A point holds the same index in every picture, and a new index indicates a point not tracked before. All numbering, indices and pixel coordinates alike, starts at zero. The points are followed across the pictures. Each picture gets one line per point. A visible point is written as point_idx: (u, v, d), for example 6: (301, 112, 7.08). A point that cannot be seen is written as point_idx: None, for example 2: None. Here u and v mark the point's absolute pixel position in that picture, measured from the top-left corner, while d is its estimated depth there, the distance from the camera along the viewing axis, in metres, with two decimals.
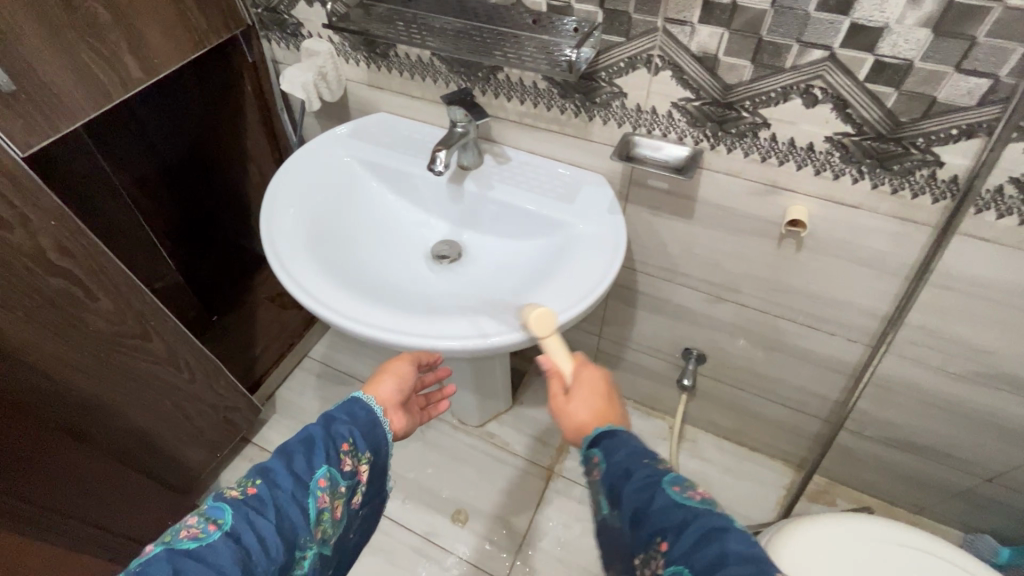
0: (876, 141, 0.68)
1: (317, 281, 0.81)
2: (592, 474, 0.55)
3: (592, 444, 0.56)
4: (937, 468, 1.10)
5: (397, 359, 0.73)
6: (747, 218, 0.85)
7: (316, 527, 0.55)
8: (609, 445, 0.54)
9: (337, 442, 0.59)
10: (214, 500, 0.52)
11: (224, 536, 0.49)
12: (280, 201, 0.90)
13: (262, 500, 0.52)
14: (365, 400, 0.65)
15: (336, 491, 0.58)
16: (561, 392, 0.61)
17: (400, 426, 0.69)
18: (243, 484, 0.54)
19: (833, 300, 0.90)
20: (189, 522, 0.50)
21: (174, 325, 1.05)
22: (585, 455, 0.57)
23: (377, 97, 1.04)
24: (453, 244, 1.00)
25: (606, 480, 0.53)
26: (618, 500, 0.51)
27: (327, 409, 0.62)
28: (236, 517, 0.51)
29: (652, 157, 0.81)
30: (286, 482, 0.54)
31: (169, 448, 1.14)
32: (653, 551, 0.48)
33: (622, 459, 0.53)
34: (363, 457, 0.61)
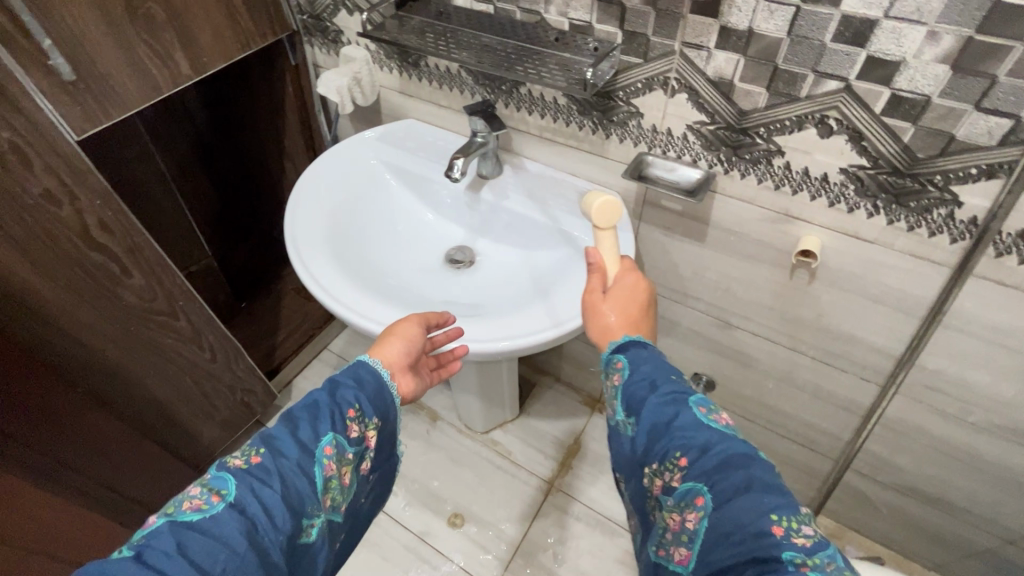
0: (893, 175, 0.67)
1: (331, 275, 0.85)
2: (612, 380, 0.59)
3: (617, 352, 0.60)
4: (955, 524, 1.05)
5: (405, 320, 0.72)
6: (758, 245, 0.84)
7: (324, 494, 0.57)
8: (635, 356, 0.59)
9: (343, 408, 0.61)
10: (216, 470, 0.53)
11: (228, 507, 0.50)
12: (305, 198, 0.95)
13: (266, 469, 0.54)
14: (372, 363, 0.66)
15: (344, 457, 0.60)
16: (598, 291, 0.65)
17: (405, 388, 0.70)
18: (246, 453, 0.55)
19: (845, 335, 0.88)
20: (192, 494, 0.51)
21: (200, 306, 1.12)
22: (606, 359, 0.61)
23: (407, 104, 1.08)
24: (467, 251, 1.03)
25: (627, 390, 0.57)
26: (639, 410, 0.55)
27: (333, 374, 0.64)
28: (240, 488, 0.52)
29: (665, 177, 0.81)
30: (291, 450, 0.55)
31: (184, 420, 1.20)
32: (671, 464, 0.51)
33: (649, 372, 0.57)
34: (371, 423, 0.63)
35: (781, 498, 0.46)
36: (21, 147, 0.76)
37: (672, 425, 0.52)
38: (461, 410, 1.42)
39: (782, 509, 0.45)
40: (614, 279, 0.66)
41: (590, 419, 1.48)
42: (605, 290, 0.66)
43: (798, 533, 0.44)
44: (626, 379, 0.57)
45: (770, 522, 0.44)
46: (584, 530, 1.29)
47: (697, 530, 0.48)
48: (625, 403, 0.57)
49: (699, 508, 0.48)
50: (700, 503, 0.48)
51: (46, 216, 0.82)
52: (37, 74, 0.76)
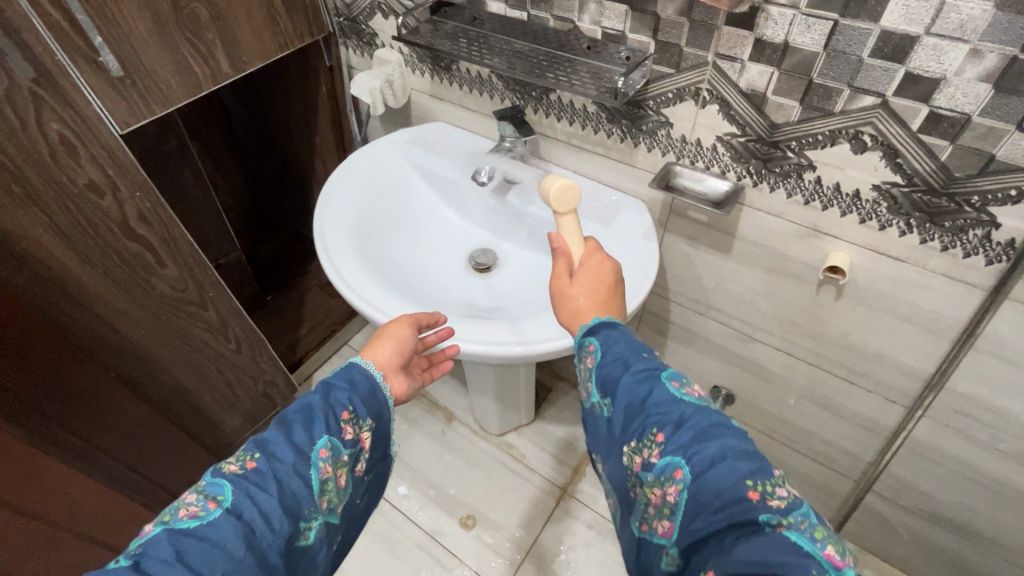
0: (927, 194, 0.66)
1: (358, 273, 0.86)
2: (585, 363, 0.58)
3: (588, 335, 0.59)
4: (980, 554, 1.02)
5: (396, 322, 0.73)
6: (784, 259, 0.84)
7: (321, 496, 0.58)
8: (607, 337, 0.58)
9: (337, 410, 0.62)
10: (212, 477, 0.54)
11: (225, 512, 0.52)
12: (335, 196, 0.97)
13: (262, 475, 0.55)
14: (364, 365, 0.67)
15: (339, 459, 0.61)
16: (564, 275, 0.63)
17: (398, 389, 0.70)
18: (241, 459, 0.56)
19: (871, 354, 0.86)
20: (189, 501, 0.52)
21: (228, 297, 1.15)
22: (579, 343, 0.60)
23: (437, 107, 1.09)
24: (490, 253, 1.04)
25: (601, 371, 0.56)
26: (614, 391, 0.54)
27: (326, 377, 0.65)
28: (236, 494, 0.53)
29: (692, 188, 0.81)
30: (286, 455, 0.57)
31: (206, 408, 1.23)
32: (648, 440, 0.50)
33: (621, 351, 0.56)
34: (365, 425, 0.64)
35: (755, 463, 0.46)
36: (69, 140, 0.80)
37: (647, 403, 0.52)
38: (476, 412, 1.42)
39: (757, 474, 0.45)
40: (579, 262, 0.64)
41: None
42: (571, 274, 0.64)
43: (772, 496, 0.44)
44: (599, 360, 0.57)
45: (745, 488, 0.45)
46: (594, 539, 1.29)
47: (678, 502, 0.47)
48: (600, 385, 0.56)
49: (677, 482, 0.47)
50: (678, 476, 0.47)
51: (89, 206, 0.86)
52: (88, 70, 0.79)
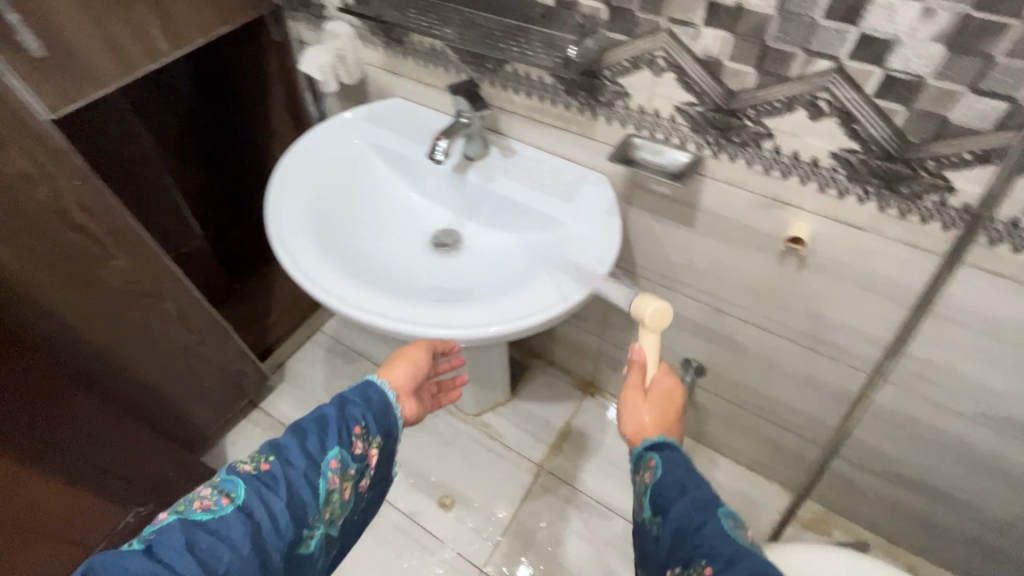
0: (884, 160, 0.65)
1: (315, 261, 0.84)
2: (644, 477, 0.63)
3: (650, 449, 0.64)
4: (942, 511, 1.05)
5: (413, 345, 0.76)
6: (747, 231, 0.82)
7: (325, 505, 0.63)
8: (670, 459, 0.63)
9: (349, 425, 0.67)
10: (228, 473, 0.61)
11: (236, 509, 0.58)
12: (289, 182, 0.93)
13: (274, 477, 0.61)
14: (380, 385, 0.72)
15: (346, 472, 0.66)
16: (638, 389, 0.69)
17: (409, 412, 0.75)
18: (256, 460, 0.63)
19: (834, 323, 0.86)
20: (203, 494, 0.59)
21: (187, 287, 1.11)
22: (639, 455, 0.65)
23: (394, 83, 1.05)
24: (454, 234, 1.01)
25: (657, 489, 0.61)
26: (667, 512, 0.59)
27: (344, 392, 0.70)
28: (247, 492, 0.59)
29: (651, 161, 0.79)
30: (298, 461, 0.63)
31: (175, 401, 1.22)
32: (695, 568, 0.54)
33: (680, 476, 0.61)
34: (374, 441, 0.69)
35: None
36: None
37: (698, 532, 0.56)
38: None
39: None
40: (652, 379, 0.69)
41: (581, 402, 1.48)
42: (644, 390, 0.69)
43: None
44: (657, 478, 0.61)
45: None
46: (573, 513, 1.30)
47: None
48: (654, 502, 0.61)
49: None
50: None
51: (22, 197, 0.81)
52: (6, 51, 0.74)
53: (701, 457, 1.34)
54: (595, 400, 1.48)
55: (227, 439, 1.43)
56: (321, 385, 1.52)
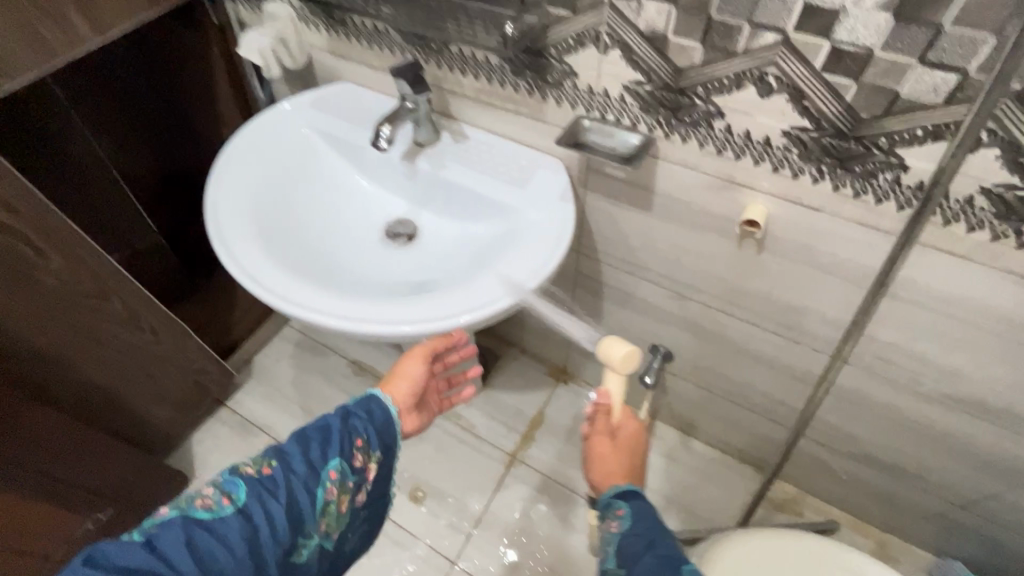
0: (836, 138, 0.62)
1: (255, 258, 0.80)
2: (610, 527, 0.62)
3: (619, 498, 0.63)
4: (910, 490, 1.05)
5: (410, 358, 0.73)
6: (703, 213, 0.80)
7: (321, 517, 0.62)
8: (638, 509, 0.62)
9: (352, 436, 0.65)
10: (230, 474, 0.60)
11: (236, 512, 0.57)
12: (229, 173, 0.89)
13: (274, 482, 0.60)
14: (379, 402, 0.69)
15: (345, 485, 0.64)
16: (605, 435, 0.67)
17: (410, 427, 0.73)
18: (259, 462, 0.61)
19: (795, 305, 0.84)
20: (205, 492, 0.58)
21: (134, 285, 1.07)
22: (607, 504, 0.63)
23: (340, 66, 1.00)
24: (408, 224, 0.97)
25: (624, 539, 0.60)
26: (631, 564, 0.57)
27: (348, 403, 0.68)
28: (248, 495, 0.58)
29: (602, 144, 0.76)
30: (299, 468, 0.61)
31: (132, 404, 1.19)
32: None
33: (647, 529, 0.59)
34: (375, 456, 0.67)
35: None
36: None
37: None
38: None
39: None
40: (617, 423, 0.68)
41: (554, 390, 1.46)
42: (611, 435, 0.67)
43: None
44: (625, 531, 0.60)
45: None
46: (547, 502, 1.29)
47: None
48: (620, 554, 0.59)
49: None
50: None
51: None
52: None
53: (674, 441, 1.33)
54: (568, 388, 1.46)
55: (193, 439, 1.39)
56: (289, 381, 1.49)
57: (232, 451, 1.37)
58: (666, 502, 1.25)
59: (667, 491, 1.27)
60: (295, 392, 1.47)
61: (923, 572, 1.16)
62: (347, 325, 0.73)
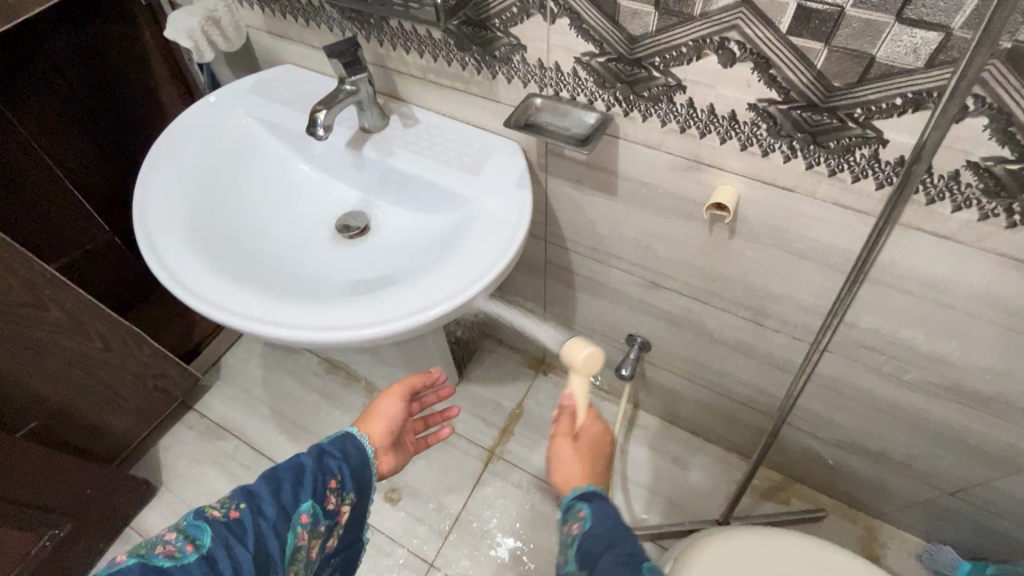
0: (807, 111, 0.55)
1: (188, 263, 0.73)
2: (571, 529, 0.56)
3: (580, 499, 0.57)
4: (896, 477, 1.01)
5: (388, 395, 0.72)
6: (671, 197, 0.73)
7: (290, 564, 0.56)
8: (599, 510, 0.56)
9: (326, 477, 0.61)
10: (194, 517, 0.53)
11: (200, 558, 0.50)
12: (161, 169, 0.82)
13: (242, 526, 0.53)
14: (360, 437, 0.66)
15: (316, 528, 0.59)
16: (568, 436, 0.63)
17: (386, 467, 0.70)
18: (226, 505, 0.55)
19: (772, 292, 0.79)
20: (167, 538, 0.51)
21: (74, 291, 1.01)
22: (568, 505, 0.58)
23: (281, 47, 0.92)
24: (361, 216, 0.90)
25: (584, 540, 0.54)
26: (591, 565, 0.51)
27: (321, 442, 0.64)
28: (215, 540, 0.51)
29: (556, 124, 0.69)
30: (270, 510, 0.55)
31: (84, 414, 1.14)
32: None
33: (610, 529, 0.54)
34: (347, 498, 0.63)
35: None
36: None
37: None
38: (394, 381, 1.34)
39: None
40: (581, 425, 0.64)
41: (533, 382, 1.41)
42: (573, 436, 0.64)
43: None
44: (586, 529, 0.55)
45: None
46: (527, 499, 1.24)
47: None
48: (580, 554, 0.53)
49: None
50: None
51: None
52: None
53: (657, 432, 1.28)
54: (547, 379, 1.41)
55: (159, 446, 1.33)
56: (258, 381, 1.43)
57: (199, 456, 1.31)
58: (649, 494, 1.21)
59: (650, 483, 1.23)
60: (264, 393, 1.41)
61: (911, 557, 1.13)
62: (280, 332, 0.67)
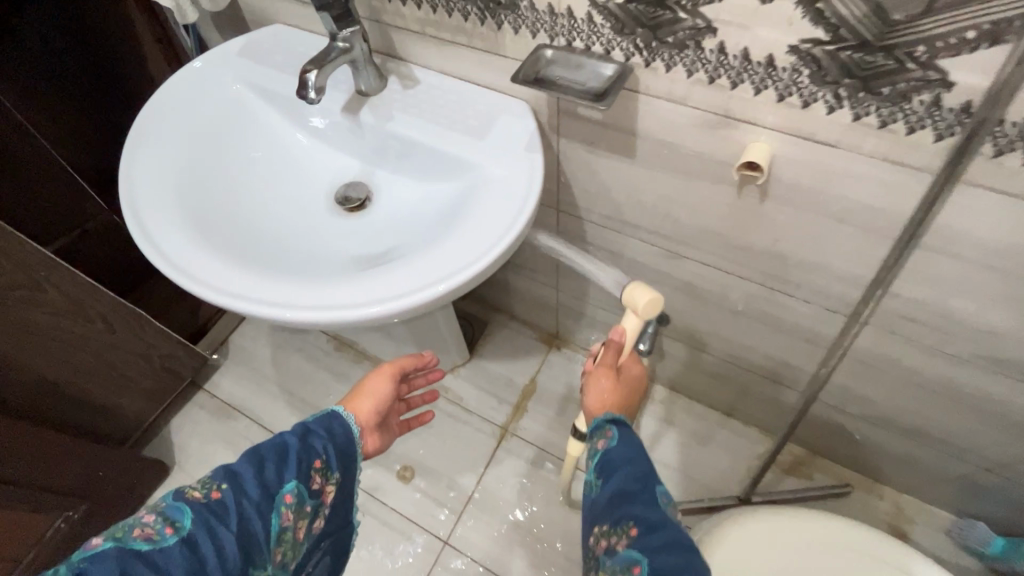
0: (859, 51, 0.48)
1: (179, 242, 0.68)
2: (596, 445, 0.60)
3: (610, 422, 0.60)
4: (929, 453, 0.96)
5: (376, 374, 0.68)
6: (696, 158, 0.67)
7: (276, 546, 0.52)
8: (624, 433, 0.60)
9: (311, 457, 0.57)
10: (173, 499, 0.50)
11: (180, 541, 0.47)
12: (149, 140, 0.77)
13: (224, 507, 0.50)
14: (346, 416, 0.63)
15: (302, 509, 0.55)
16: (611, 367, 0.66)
17: (371, 448, 0.67)
18: (207, 486, 0.51)
19: (806, 262, 0.72)
20: (146, 520, 0.48)
21: (71, 273, 0.98)
22: (598, 426, 0.61)
23: (269, 5, 0.86)
24: (362, 187, 0.85)
25: (604, 456, 0.58)
26: (608, 475, 0.56)
27: (305, 421, 0.60)
28: (195, 522, 0.48)
29: (567, 77, 0.62)
30: (252, 491, 0.52)
31: (90, 396, 1.12)
32: (621, 529, 0.51)
33: (630, 449, 0.58)
34: (334, 478, 0.59)
35: None
36: None
37: (634, 497, 0.53)
38: None
39: None
40: (623, 363, 0.68)
41: (546, 357, 1.37)
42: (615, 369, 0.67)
43: None
44: (609, 446, 0.58)
45: None
46: (542, 476, 1.21)
47: None
48: (599, 466, 0.58)
49: None
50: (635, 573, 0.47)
51: None
52: None
53: (675, 407, 1.24)
54: (561, 354, 1.37)
55: (170, 425, 1.32)
56: (266, 360, 1.41)
57: (210, 436, 1.30)
58: (669, 472, 1.17)
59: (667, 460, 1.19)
60: (273, 371, 1.39)
61: (941, 532, 1.09)
62: (276, 312, 0.62)
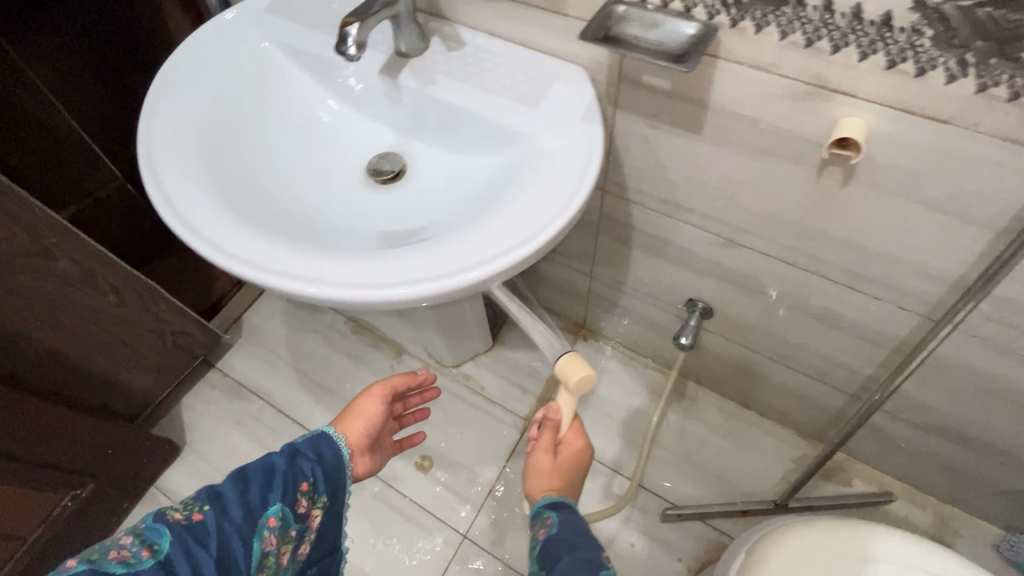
0: (1001, 7, 0.43)
1: (202, 209, 0.62)
2: (537, 534, 0.57)
3: (548, 507, 0.58)
4: (986, 464, 0.91)
5: (368, 395, 0.66)
6: (775, 134, 0.60)
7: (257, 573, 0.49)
8: (567, 517, 0.57)
9: (297, 479, 0.55)
10: (153, 520, 0.48)
11: (156, 565, 0.45)
12: (172, 99, 0.71)
13: (205, 530, 0.48)
14: (335, 439, 0.60)
15: (286, 534, 0.53)
16: (546, 449, 0.63)
17: (362, 471, 0.65)
18: (189, 507, 0.49)
19: (884, 254, 0.66)
20: (122, 542, 0.46)
21: (84, 241, 0.92)
22: (537, 512, 0.58)
23: None
24: (396, 158, 0.79)
25: (548, 545, 0.54)
26: (552, 567, 0.52)
27: (294, 442, 0.58)
28: (173, 546, 0.46)
29: (641, 36, 0.55)
30: (234, 513, 0.50)
31: (99, 371, 1.07)
32: None
33: (572, 536, 0.54)
34: (321, 501, 0.57)
35: None
36: None
37: None
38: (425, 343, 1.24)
39: None
40: (561, 440, 0.64)
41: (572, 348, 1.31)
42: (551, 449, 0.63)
43: None
44: (551, 534, 0.55)
45: None
46: None
47: None
48: (542, 557, 0.54)
49: None
50: None
51: None
52: None
53: (707, 405, 1.18)
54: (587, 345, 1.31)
55: (181, 405, 1.27)
56: (281, 340, 1.36)
57: (222, 417, 1.25)
58: (700, 472, 1.11)
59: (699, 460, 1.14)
60: (288, 352, 1.34)
61: (986, 547, 1.04)
62: (310, 288, 0.57)
